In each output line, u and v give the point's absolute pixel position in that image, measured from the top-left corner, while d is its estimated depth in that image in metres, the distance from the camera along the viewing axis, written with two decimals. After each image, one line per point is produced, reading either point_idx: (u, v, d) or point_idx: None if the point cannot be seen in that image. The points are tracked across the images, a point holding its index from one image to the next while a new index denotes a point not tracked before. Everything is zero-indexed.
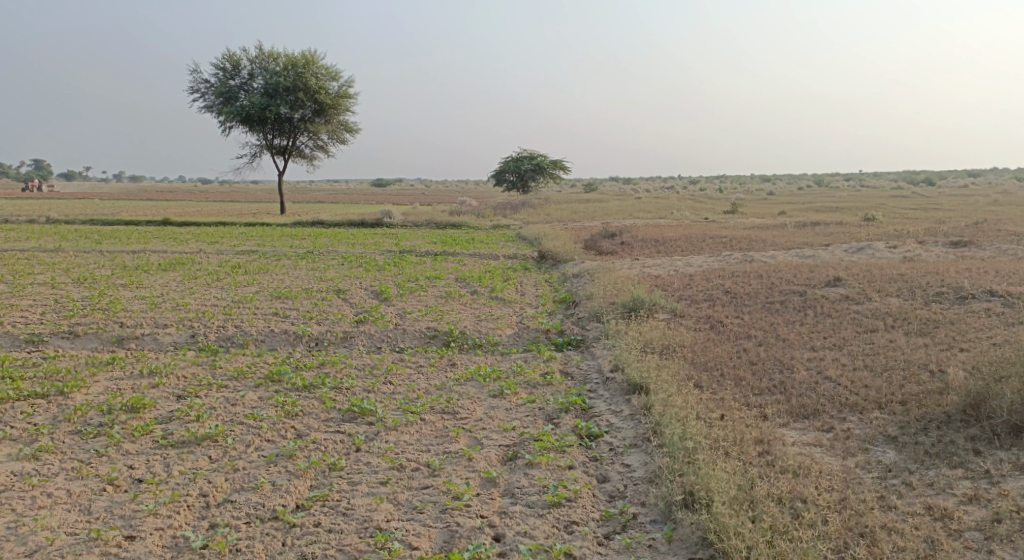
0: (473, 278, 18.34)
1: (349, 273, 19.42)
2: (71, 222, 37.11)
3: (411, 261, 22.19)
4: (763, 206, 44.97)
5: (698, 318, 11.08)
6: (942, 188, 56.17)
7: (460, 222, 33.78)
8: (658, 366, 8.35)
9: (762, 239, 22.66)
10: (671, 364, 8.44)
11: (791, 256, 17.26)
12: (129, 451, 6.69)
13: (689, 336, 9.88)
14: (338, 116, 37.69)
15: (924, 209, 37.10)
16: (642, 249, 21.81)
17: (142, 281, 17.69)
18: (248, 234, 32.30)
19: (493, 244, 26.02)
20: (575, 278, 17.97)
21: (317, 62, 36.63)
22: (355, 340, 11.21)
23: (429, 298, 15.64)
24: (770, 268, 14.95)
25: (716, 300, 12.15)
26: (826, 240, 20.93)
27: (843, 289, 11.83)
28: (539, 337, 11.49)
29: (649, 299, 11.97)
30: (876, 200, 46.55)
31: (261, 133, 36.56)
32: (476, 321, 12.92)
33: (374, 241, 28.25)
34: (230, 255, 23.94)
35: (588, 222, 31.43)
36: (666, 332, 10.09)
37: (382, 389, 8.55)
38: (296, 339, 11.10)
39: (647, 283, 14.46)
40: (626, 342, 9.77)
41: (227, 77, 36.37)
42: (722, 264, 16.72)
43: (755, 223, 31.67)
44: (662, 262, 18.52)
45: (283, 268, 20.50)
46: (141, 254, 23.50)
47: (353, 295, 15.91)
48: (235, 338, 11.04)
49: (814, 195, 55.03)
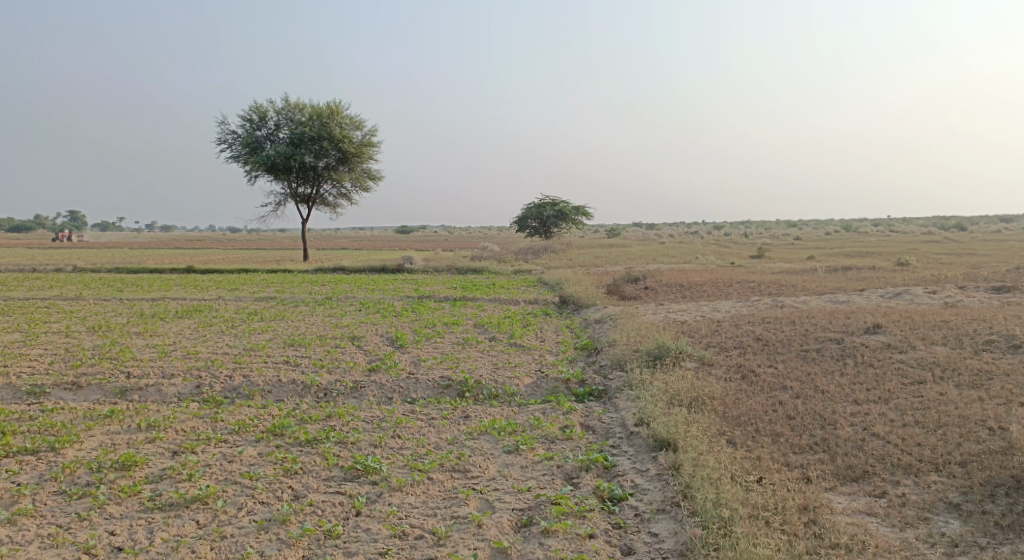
0: (493, 324, 17.81)
1: (366, 320, 18.99)
2: (96, 270, 37.33)
3: (430, 307, 21.75)
4: (790, 250, 44.22)
5: (727, 367, 10.45)
6: (973, 232, 54.95)
7: (482, 267, 33.45)
8: (686, 421, 7.75)
9: (792, 284, 21.97)
10: (700, 419, 7.82)
11: (823, 301, 16.59)
12: (113, 515, 6.17)
13: (719, 387, 9.26)
14: (362, 164, 37.82)
15: (958, 254, 36.13)
16: (667, 294, 21.20)
17: (155, 329, 17.33)
18: (269, 281, 32.24)
19: (514, 290, 25.55)
20: (597, 324, 17.38)
21: (341, 111, 36.89)
22: (365, 390, 10.68)
23: (446, 345, 15.13)
24: (802, 314, 14.30)
25: (746, 348, 11.52)
26: (858, 285, 20.20)
27: (883, 337, 11.16)
28: (559, 387, 10.89)
29: (675, 346, 11.36)
30: (907, 245, 45.57)
31: (285, 182, 36.75)
32: (493, 369, 12.36)
33: (394, 287, 27.95)
34: (248, 302, 23.66)
35: (611, 267, 30.95)
36: (694, 383, 9.48)
37: (389, 444, 8.01)
38: (304, 389, 10.61)
39: (672, 330, 13.85)
40: (652, 393, 9.15)
41: (253, 127, 36.74)
42: (751, 310, 16.07)
43: (784, 268, 30.92)
44: (688, 307, 17.89)
45: (300, 315, 20.10)
46: (159, 301, 23.31)
47: (368, 342, 15.44)
48: (241, 389, 10.55)
49: (842, 239, 54.13)
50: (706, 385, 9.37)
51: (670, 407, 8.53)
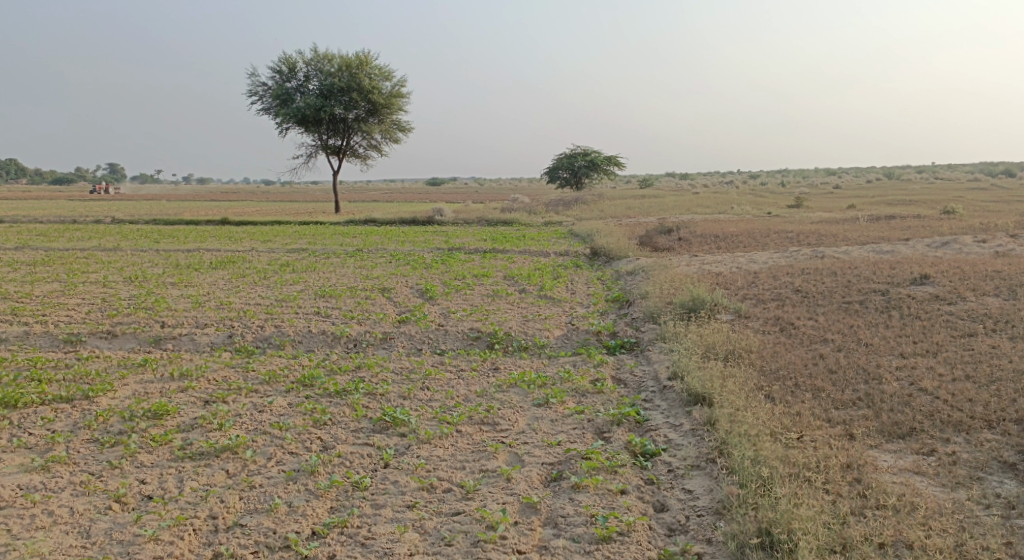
0: (523, 276, 17.62)
1: (397, 271, 18.91)
2: (134, 222, 37.75)
3: (461, 259, 21.63)
4: (828, 200, 43.16)
5: (764, 320, 10.17)
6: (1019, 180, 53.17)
7: (513, 218, 33.18)
8: (722, 376, 7.52)
9: (830, 234, 21.39)
10: (736, 374, 7.59)
11: (864, 252, 16.10)
12: (144, 464, 6.13)
13: (756, 340, 9.00)
14: (392, 115, 37.45)
15: (1004, 203, 34.95)
16: (701, 245, 20.77)
17: (189, 279, 17.43)
18: (301, 232, 32.32)
19: (544, 241, 25.28)
20: (629, 276, 17.10)
21: (370, 61, 36.39)
22: (394, 341, 10.61)
23: (476, 297, 15.00)
24: (842, 265, 13.89)
25: (784, 301, 11.21)
26: (900, 236, 19.58)
27: (928, 290, 10.76)
28: (590, 339, 10.72)
29: (709, 298, 11.08)
30: (951, 193, 44.23)
31: (316, 134, 36.57)
32: (524, 322, 12.22)
33: (425, 239, 27.84)
34: (281, 253, 23.73)
35: (644, 218, 30.47)
36: (731, 336, 9.22)
37: (418, 396, 7.92)
38: (334, 340, 10.56)
39: (707, 282, 13.54)
40: (686, 346, 8.92)
41: (283, 79, 36.47)
42: (789, 261, 15.67)
43: (823, 217, 30.20)
44: (723, 258, 17.50)
45: (331, 266, 20.08)
46: (194, 252, 23.47)
47: (399, 293, 15.38)
48: (273, 339, 10.53)
49: (882, 188, 52.69)
50: (741, 339, 9.12)
51: (704, 361, 8.31)
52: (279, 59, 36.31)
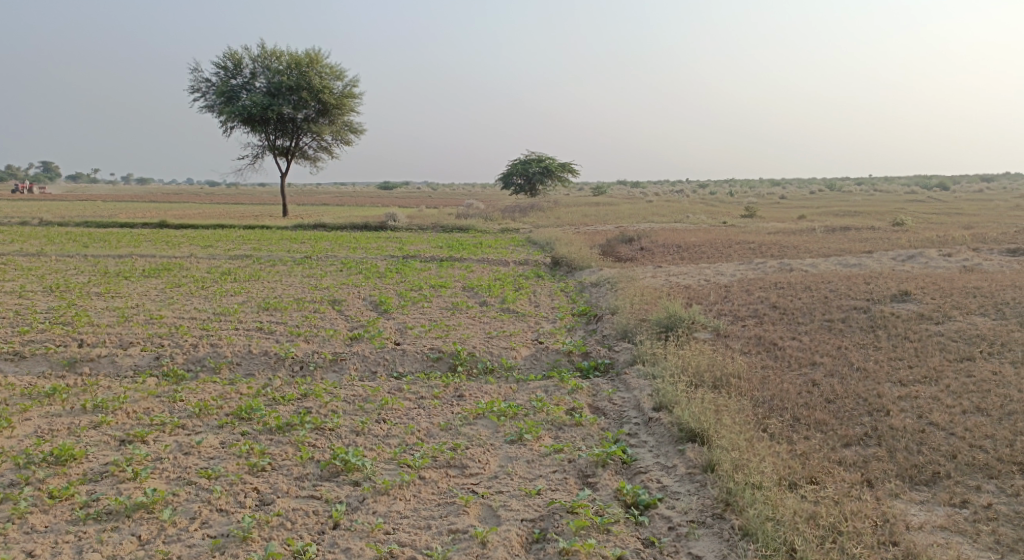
0: (483, 287, 16.74)
1: (348, 281, 17.83)
2: (65, 225, 35.65)
3: (415, 268, 20.63)
4: (780, 210, 43.33)
5: (747, 340, 9.46)
6: (958, 192, 54.56)
7: (468, 225, 32.29)
8: (716, 407, 6.76)
9: (792, 245, 21.05)
10: (731, 404, 6.84)
11: (833, 265, 15.64)
12: (37, 529, 5.11)
13: (743, 363, 8.28)
14: (343, 117, 36.21)
15: (948, 214, 35.56)
16: (664, 255, 20.17)
17: (119, 290, 16.10)
18: (246, 238, 30.89)
19: (502, 250, 24.44)
20: (593, 288, 16.34)
21: (320, 61, 35.09)
22: (345, 363, 9.61)
23: (434, 311, 14.04)
24: (815, 279, 13.35)
25: (765, 317, 10.53)
26: (863, 247, 19.28)
27: (913, 307, 10.20)
28: (561, 361, 9.85)
29: (687, 316, 10.35)
30: (896, 205, 44.96)
31: (262, 135, 35.13)
32: (486, 339, 11.32)
33: (377, 245, 26.76)
34: (222, 260, 22.39)
35: (602, 226, 29.86)
36: (715, 357, 8.49)
37: (372, 432, 6.96)
38: (278, 362, 9.51)
39: (678, 296, 12.85)
40: (668, 370, 8.14)
41: (228, 77, 34.95)
42: (758, 273, 15.14)
43: (780, 227, 30.03)
44: (689, 270, 16.88)
45: (277, 275, 18.89)
46: (127, 259, 21.96)
47: (349, 306, 14.36)
48: (208, 363, 9.43)
49: (829, 198, 53.48)
50: (729, 362, 8.37)
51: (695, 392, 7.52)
52: (224, 56, 34.77)
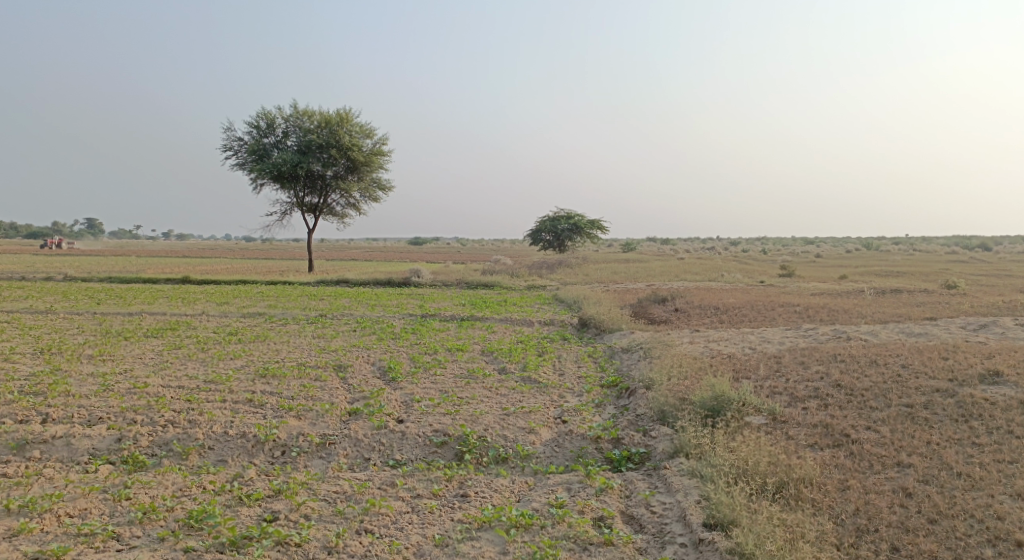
0: (503, 351, 15.33)
1: (359, 343, 16.59)
2: (87, 280, 35.22)
3: (434, 328, 19.36)
4: (820, 269, 41.54)
5: (811, 432, 7.92)
6: (1000, 252, 52.57)
7: (494, 281, 31.13)
8: (780, 544, 5.44)
9: (841, 308, 19.44)
10: (796, 539, 5.52)
11: (893, 334, 14.05)
12: None
13: (812, 463, 6.74)
14: (372, 174, 35.60)
15: (997, 275, 33.77)
16: (701, 318, 18.64)
17: (112, 352, 14.95)
18: (266, 294, 30.15)
19: (527, 308, 23.06)
20: (625, 354, 14.85)
21: (352, 119, 34.65)
22: (335, 448, 8.23)
23: (447, 379, 12.62)
24: (878, 352, 11.80)
25: (830, 401, 8.97)
26: (921, 313, 17.64)
27: (1009, 392, 8.66)
28: (588, 449, 8.35)
29: (735, 397, 8.81)
30: (941, 264, 43.03)
31: (291, 192, 34.61)
32: (500, 418, 9.86)
33: (398, 303, 25.68)
34: (232, 318, 21.31)
35: (632, 284, 28.47)
36: (776, 454, 6.96)
37: (348, 550, 5.75)
38: (255, 447, 8.15)
39: (722, 369, 11.34)
40: (719, 471, 6.66)
41: (261, 135, 34.58)
42: (810, 342, 13.62)
43: (823, 288, 28.39)
44: (731, 336, 15.37)
45: (285, 336, 17.69)
46: (133, 317, 20.97)
47: (355, 373, 13.08)
48: (173, 447, 8.10)
49: (867, 257, 51.63)
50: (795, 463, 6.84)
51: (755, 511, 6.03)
52: (257, 115, 34.50)
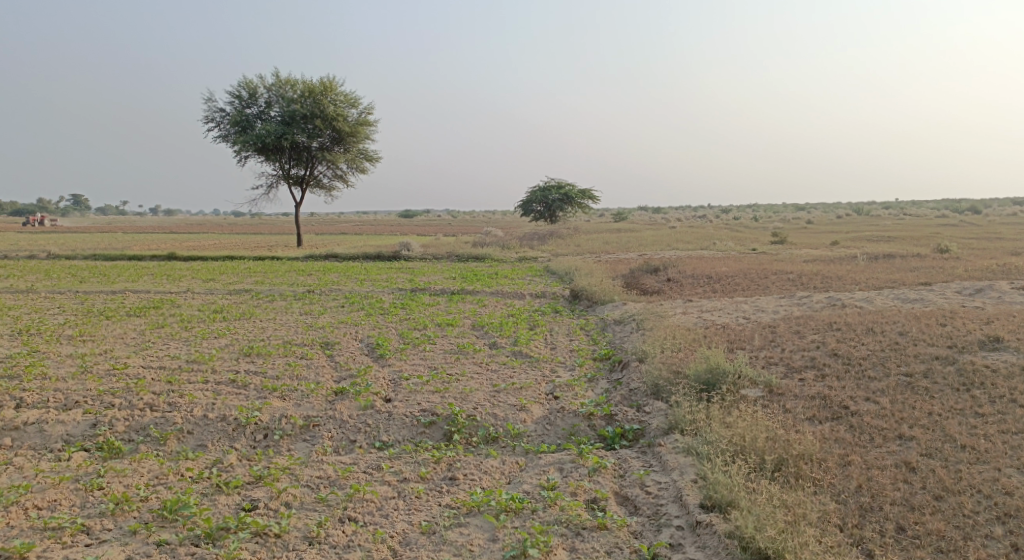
0: (494, 325, 15.04)
1: (347, 319, 16.27)
2: (72, 258, 34.70)
3: (424, 302, 19.03)
4: (812, 235, 41.29)
5: (808, 405, 7.68)
6: (991, 216, 52.44)
7: (484, 253, 30.76)
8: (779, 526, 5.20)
9: (836, 275, 19.22)
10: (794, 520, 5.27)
11: (889, 301, 13.82)
12: None
13: (812, 439, 6.51)
14: (359, 144, 34.98)
15: (990, 239, 33.61)
16: (694, 288, 18.38)
17: (93, 333, 14.60)
18: (253, 269, 29.74)
19: (519, 280, 22.75)
20: (617, 326, 14.60)
21: (335, 87, 33.97)
22: (319, 431, 7.96)
23: (436, 355, 12.34)
24: (875, 319, 11.59)
25: (827, 372, 8.73)
26: (916, 279, 17.44)
27: (1012, 359, 8.44)
28: (581, 426, 8.11)
29: (731, 370, 8.57)
30: (933, 229, 42.87)
31: (276, 164, 34.00)
32: (490, 396, 9.58)
33: (387, 277, 25.32)
34: (218, 296, 20.94)
35: (624, 255, 28.19)
36: (774, 430, 6.72)
37: (330, 541, 5.50)
38: (235, 431, 7.86)
39: (717, 340, 11.09)
40: (716, 449, 6.44)
41: (244, 106, 33.88)
42: (806, 311, 13.37)
43: (817, 255, 28.14)
44: (725, 305, 15.12)
45: (271, 313, 17.35)
46: (117, 296, 20.58)
47: (342, 350, 12.78)
48: (150, 432, 7.81)
49: (859, 222, 51.42)
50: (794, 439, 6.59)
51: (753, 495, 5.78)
52: (239, 85, 33.77)
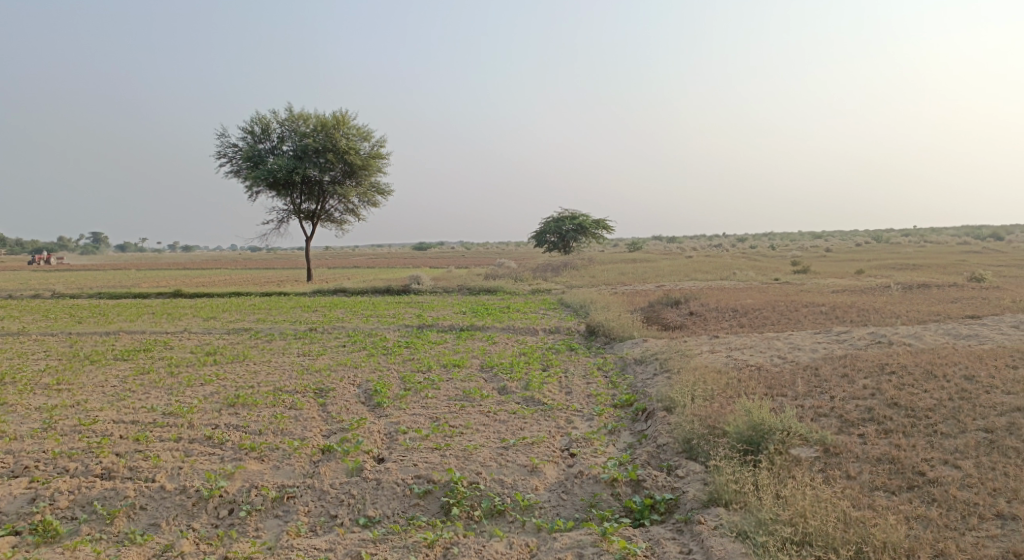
0: (504, 367, 13.83)
1: (346, 361, 15.12)
2: (75, 296, 33.85)
3: (430, 340, 17.87)
4: (834, 263, 39.87)
5: (875, 471, 6.57)
6: (1013, 242, 51.13)
7: (496, 286, 29.72)
8: None
9: (871, 307, 17.88)
10: None
11: (940, 338, 12.53)
12: None
13: (867, 531, 5.50)
14: (371, 177, 34.15)
15: (1016, 265, 32.36)
16: (719, 323, 17.10)
17: (71, 380, 13.48)
18: (258, 306, 28.87)
19: (531, 315, 21.64)
20: (638, 367, 13.38)
21: (348, 121, 33.24)
22: (294, 503, 6.77)
23: (439, 403, 11.11)
24: (930, 360, 10.32)
25: (890, 427, 7.62)
26: (960, 311, 16.10)
27: None
28: (603, 496, 6.87)
29: (777, 425, 7.33)
30: (957, 255, 41.50)
31: (286, 199, 33.20)
32: (496, 454, 8.36)
33: (395, 313, 24.20)
34: (215, 336, 19.86)
35: (642, 286, 27.04)
36: (833, 518, 5.66)
37: None
38: (196, 506, 6.69)
39: (754, 385, 9.88)
40: (769, 549, 5.46)
41: (256, 141, 33.17)
42: (849, 349, 12.14)
43: (843, 284, 26.84)
44: (756, 343, 13.85)
45: (267, 355, 16.20)
46: (107, 337, 19.50)
47: (337, 398, 11.63)
48: (95, 509, 6.63)
49: (881, 250, 49.95)
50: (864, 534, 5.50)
51: None
52: (251, 120, 33.09)
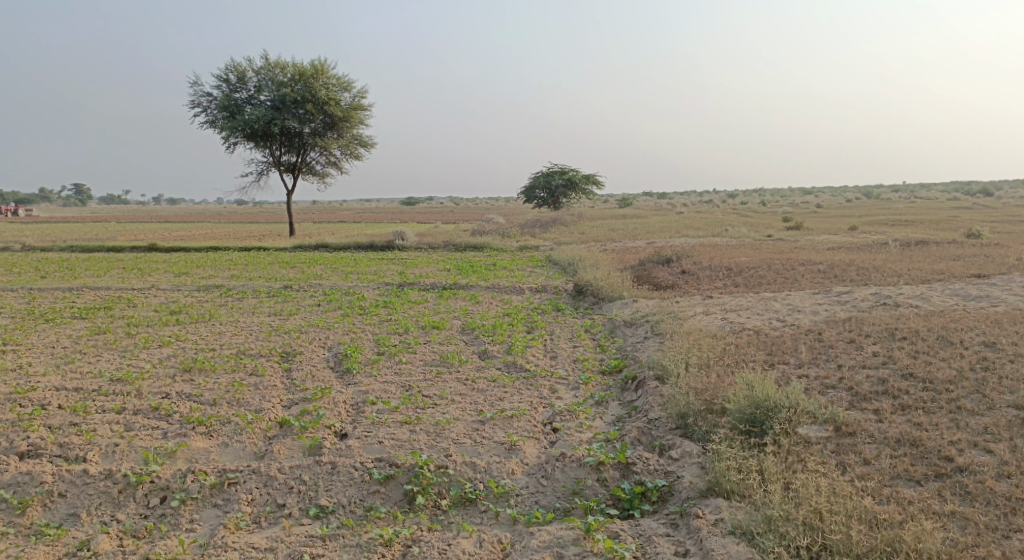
0: (486, 328, 13.00)
1: (318, 321, 14.23)
2: (47, 250, 32.68)
3: (410, 299, 17.00)
4: (825, 220, 39.14)
5: (895, 456, 5.78)
6: (1004, 198, 50.53)
7: (483, 242, 28.79)
8: None
9: (871, 266, 17.10)
10: None
11: (949, 299, 11.77)
12: None
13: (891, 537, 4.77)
14: (353, 128, 32.82)
15: (1011, 222, 31.76)
16: (712, 282, 16.30)
17: (19, 341, 12.51)
18: (236, 261, 27.91)
19: (517, 272, 20.80)
20: (628, 329, 12.57)
21: (328, 69, 31.77)
22: (236, 492, 5.97)
23: (414, 370, 10.25)
24: (942, 324, 9.55)
25: (907, 403, 6.84)
26: (965, 270, 15.35)
27: None
28: (588, 482, 6.08)
29: (783, 402, 6.52)
30: (949, 212, 40.89)
31: (266, 150, 31.93)
32: (471, 430, 7.54)
33: (375, 270, 23.28)
34: (184, 293, 18.87)
35: (632, 243, 26.21)
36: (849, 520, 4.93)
37: None
38: (122, 495, 5.90)
39: (755, 352, 9.09)
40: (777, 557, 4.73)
41: (232, 89, 31.69)
42: (853, 311, 11.37)
43: (838, 242, 26.09)
44: (752, 304, 13.04)
45: (235, 315, 15.27)
46: (69, 294, 18.45)
47: (304, 363, 10.77)
48: (4, 497, 5.82)
49: (871, 206, 49.31)
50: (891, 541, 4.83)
51: None
52: (226, 67, 31.56)
